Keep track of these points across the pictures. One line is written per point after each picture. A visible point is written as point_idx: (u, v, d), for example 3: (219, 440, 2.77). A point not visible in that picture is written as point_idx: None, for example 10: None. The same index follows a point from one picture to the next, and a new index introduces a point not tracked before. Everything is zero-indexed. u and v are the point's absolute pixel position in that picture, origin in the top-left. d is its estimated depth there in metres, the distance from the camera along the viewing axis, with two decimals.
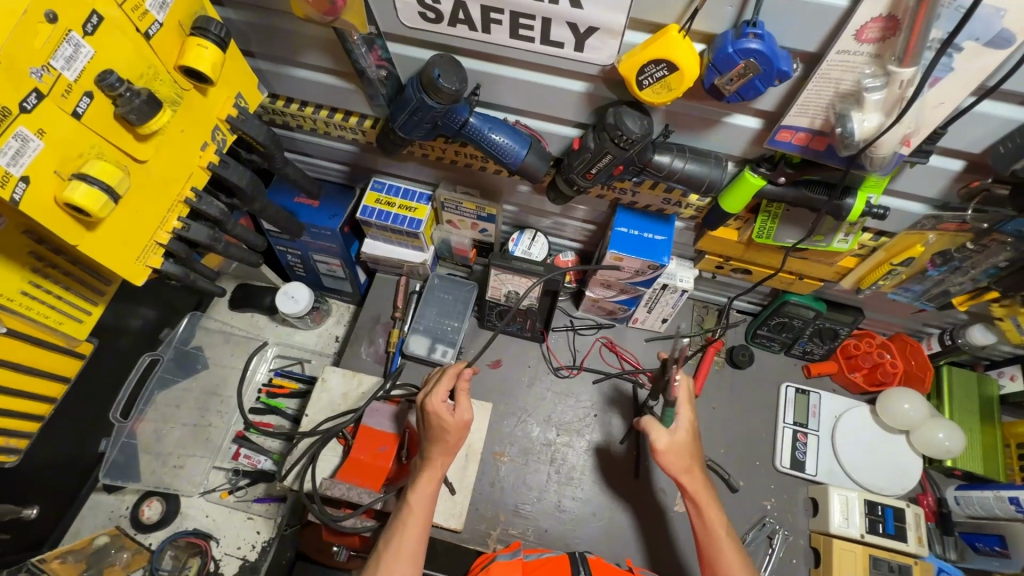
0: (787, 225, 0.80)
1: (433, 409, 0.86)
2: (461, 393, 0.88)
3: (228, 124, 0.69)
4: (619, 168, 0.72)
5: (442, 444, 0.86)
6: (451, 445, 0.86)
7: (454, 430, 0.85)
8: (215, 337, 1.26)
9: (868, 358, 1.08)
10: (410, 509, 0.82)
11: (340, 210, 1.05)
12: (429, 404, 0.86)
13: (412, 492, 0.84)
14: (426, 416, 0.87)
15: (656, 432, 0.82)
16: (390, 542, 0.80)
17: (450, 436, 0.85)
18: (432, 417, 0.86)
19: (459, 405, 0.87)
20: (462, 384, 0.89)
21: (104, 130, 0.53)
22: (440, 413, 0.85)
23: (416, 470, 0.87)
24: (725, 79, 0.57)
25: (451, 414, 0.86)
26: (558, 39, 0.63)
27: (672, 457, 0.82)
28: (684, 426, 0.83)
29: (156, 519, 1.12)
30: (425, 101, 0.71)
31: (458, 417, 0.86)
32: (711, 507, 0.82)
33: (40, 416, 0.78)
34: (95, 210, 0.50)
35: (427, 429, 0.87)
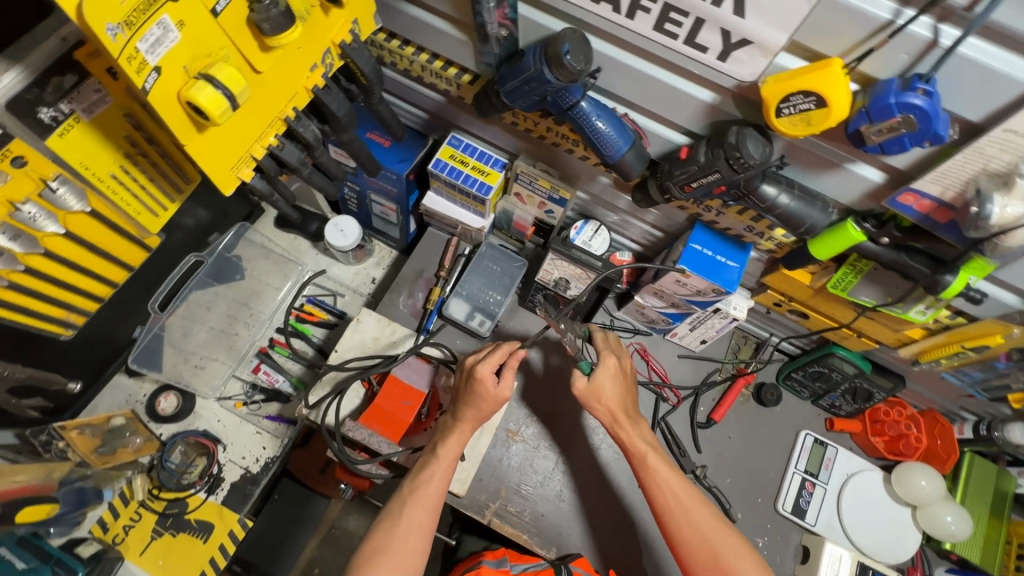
0: (868, 283, 0.78)
1: (480, 376, 0.86)
2: (509, 370, 0.88)
3: (341, 49, 0.66)
4: (720, 188, 0.70)
5: (477, 411, 0.87)
6: (483, 414, 0.87)
7: (492, 402, 0.87)
8: (256, 251, 1.26)
9: (895, 426, 1.08)
10: (439, 458, 0.85)
11: (411, 156, 1.03)
12: (478, 370, 0.87)
13: (442, 445, 0.86)
14: (471, 380, 0.87)
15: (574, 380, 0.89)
16: (415, 489, 0.83)
17: (486, 405, 0.87)
18: (476, 384, 0.86)
19: (504, 380, 0.88)
20: (512, 360, 0.89)
21: (234, 32, 0.51)
22: (486, 380, 0.86)
23: (445, 426, 0.89)
24: (873, 128, 0.54)
25: (495, 386, 0.86)
26: (703, 43, 0.59)
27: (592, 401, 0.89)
28: (603, 372, 0.90)
29: (172, 412, 1.14)
30: (543, 74, 0.68)
31: (500, 391, 0.87)
32: (628, 432, 0.89)
33: (100, 297, 0.82)
34: (215, 115, 0.49)
35: (466, 391, 0.88)
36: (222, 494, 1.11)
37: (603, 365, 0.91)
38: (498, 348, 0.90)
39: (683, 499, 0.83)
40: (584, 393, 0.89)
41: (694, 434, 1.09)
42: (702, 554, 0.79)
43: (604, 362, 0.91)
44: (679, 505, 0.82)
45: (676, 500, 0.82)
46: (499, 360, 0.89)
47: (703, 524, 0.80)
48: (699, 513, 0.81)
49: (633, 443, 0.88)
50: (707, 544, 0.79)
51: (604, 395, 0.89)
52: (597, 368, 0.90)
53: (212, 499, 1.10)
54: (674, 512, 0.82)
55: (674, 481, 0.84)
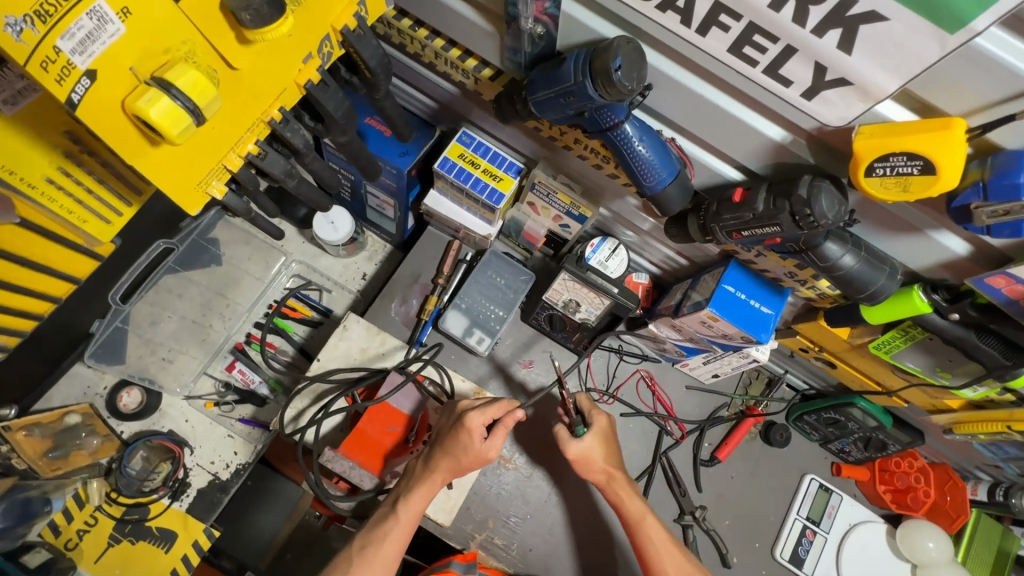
0: (917, 350, 0.70)
1: (467, 429, 0.79)
2: (500, 429, 0.80)
3: (342, 36, 0.54)
4: (774, 240, 0.60)
5: (454, 464, 0.79)
6: (459, 467, 0.80)
7: (473, 458, 0.79)
8: (235, 235, 1.14)
9: (903, 478, 1.02)
10: (397, 518, 0.78)
11: (415, 150, 0.91)
12: (467, 421, 0.79)
13: (403, 502, 0.78)
14: (457, 427, 0.80)
15: (569, 443, 0.86)
16: (366, 546, 0.77)
17: (464, 459, 0.79)
18: (462, 433, 0.79)
19: (492, 439, 0.80)
20: (506, 421, 0.81)
21: (202, 20, 0.41)
22: (471, 435, 0.78)
23: (412, 475, 0.82)
24: (985, 208, 0.45)
25: (480, 442, 0.79)
26: (788, 76, 0.49)
27: (589, 462, 0.86)
28: (602, 432, 0.87)
29: (135, 409, 1.04)
30: (584, 88, 0.56)
31: (483, 450, 0.79)
32: (620, 492, 0.86)
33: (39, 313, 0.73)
34: (171, 133, 0.39)
35: (449, 437, 0.80)
36: (187, 500, 1.02)
37: (598, 428, 0.87)
38: (497, 400, 0.83)
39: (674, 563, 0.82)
40: (575, 457, 0.86)
41: (696, 472, 1.03)
42: None
43: (598, 424, 0.87)
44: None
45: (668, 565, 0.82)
46: (494, 415, 0.81)
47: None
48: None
49: (628, 503, 0.85)
50: None
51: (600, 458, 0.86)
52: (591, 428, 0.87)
53: (175, 506, 1.01)
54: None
55: (665, 543, 0.83)
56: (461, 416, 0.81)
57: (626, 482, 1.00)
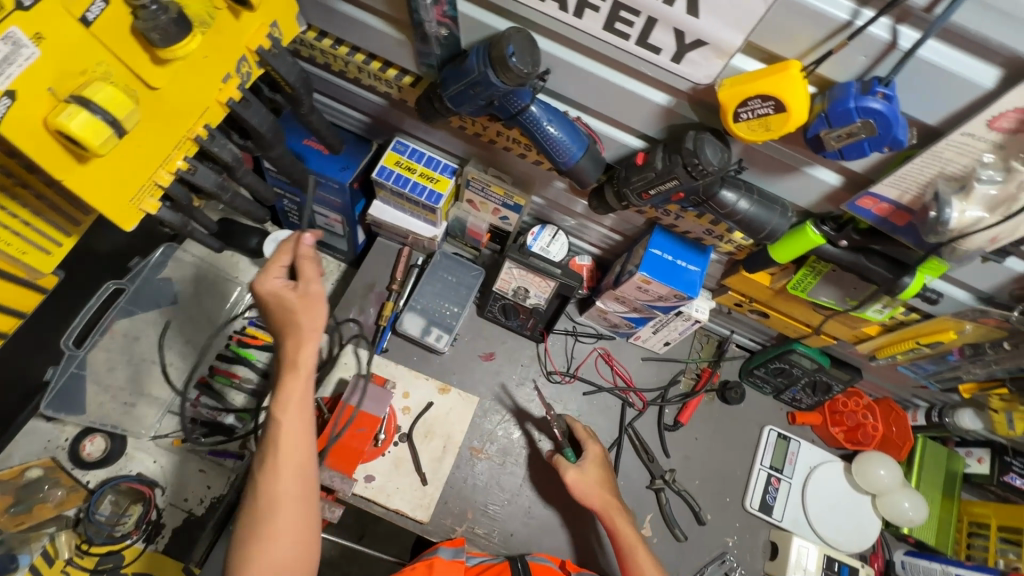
0: (827, 284, 0.77)
1: (275, 291, 0.72)
2: (305, 261, 0.75)
3: (258, 56, 0.58)
4: (678, 195, 0.67)
5: (293, 327, 0.72)
6: (307, 328, 0.72)
7: (304, 310, 0.72)
8: (188, 272, 1.16)
9: (852, 417, 1.09)
10: (277, 434, 0.68)
11: (353, 163, 0.95)
12: (259, 281, 0.72)
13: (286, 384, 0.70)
14: (263, 300, 0.73)
15: (564, 466, 0.92)
16: (266, 472, 0.67)
17: (302, 317, 0.72)
18: (277, 298, 0.72)
19: (303, 277, 0.74)
20: (304, 252, 0.75)
21: (115, 42, 0.43)
22: (279, 291, 0.71)
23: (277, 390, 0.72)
24: (833, 134, 0.52)
25: (292, 291, 0.72)
26: (656, 45, 0.55)
27: (586, 487, 0.90)
28: (594, 458, 0.93)
29: (99, 457, 1.03)
30: (488, 77, 0.62)
31: (304, 293, 0.73)
32: (618, 521, 0.87)
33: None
34: (94, 145, 0.41)
35: (275, 315, 0.73)
36: (163, 542, 1.01)
37: (593, 455, 0.94)
38: (281, 246, 0.76)
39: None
40: (572, 482, 0.90)
41: (661, 438, 1.07)
42: None
43: (593, 451, 0.94)
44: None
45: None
46: (283, 260, 0.75)
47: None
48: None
49: (623, 532, 0.86)
50: None
51: (595, 484, 0.90)
52: (585, 458, 0.93)
53: (151, 549, 1.00)
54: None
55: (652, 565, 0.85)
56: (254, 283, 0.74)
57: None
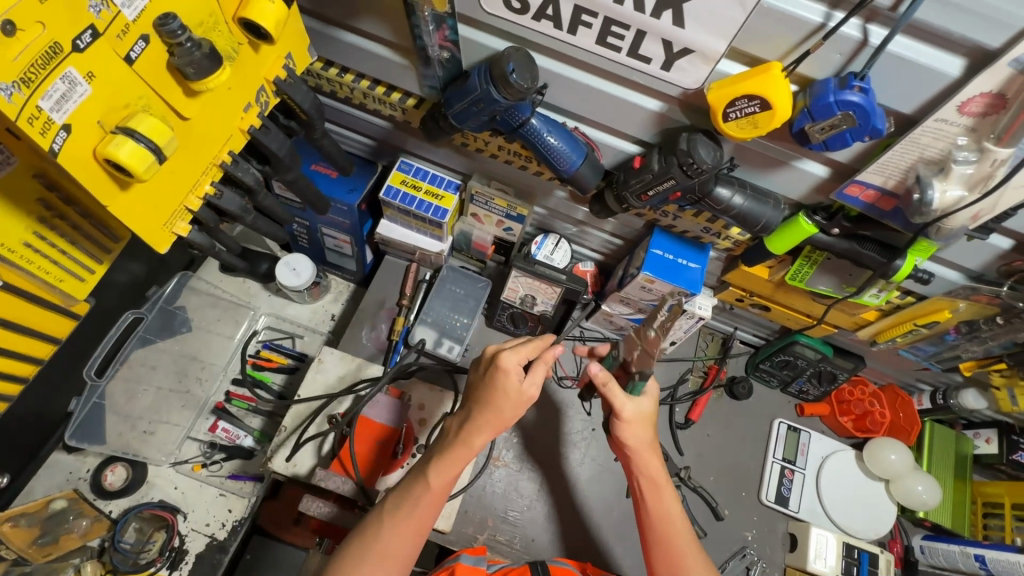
0: (823, 272, 0.80)
1: (503, 369, 0.74)
2: (541, 364, 0.76)
3: (275, 86, 0.62)
4: (676, 194, 0.70)
5: (495, 413, 0.74)
6: (503, 419, 0.74)
7: (515, 403, 0.74)
8: (201, 300, 1.18)
9: (860, 405, 1.11)
10: (427, 485, 0.72)
11: (361, 184, 0.99)
12: (502, 363, 0.74)
13: (472, 432, 0.73)
14: (491, 371, 0.75)
15: (620, 398, 0.76)
16: (397, 507, 0.71)
17: (507, 407, 0.74)
18: (499, 376, 0.74)
19: (530, 376, 0.75)
20: (543, 356, 0.78)
21: (153, 77, 0.46)
22: (508, 376, 0.73)
23: (444, 440, 0.75)
24: (816, 127, 0.56)
25: (519, 380, 0.74)
26: (646, 54, 0.60)
27: (638, 427, 0.77)
28: (651, 397, 0.79)
29: (121, 486, 1.04)
30: (490, 94, 0.67)
31: (524, 389, 0.74)
32: (664, 497, 0.77)
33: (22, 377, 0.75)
34: (140, 171, 0.44)
35: (486, 387, 0.75)
36: (187, 568, 1.02)
37: (652, 394, 0.79)
38: (531, 341, 0.79)
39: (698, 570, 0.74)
40: (628, 417, 0.76)
41: (674, 436, 1.09)
42: None
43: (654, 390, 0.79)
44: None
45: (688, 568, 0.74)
46: (529, 353, 0.77)
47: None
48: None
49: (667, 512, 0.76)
50: None
51: (646, 437, 0.78)
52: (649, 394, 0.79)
53: None
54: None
55: (691, 548, 0.75)
56: (494, 360, 0.76)
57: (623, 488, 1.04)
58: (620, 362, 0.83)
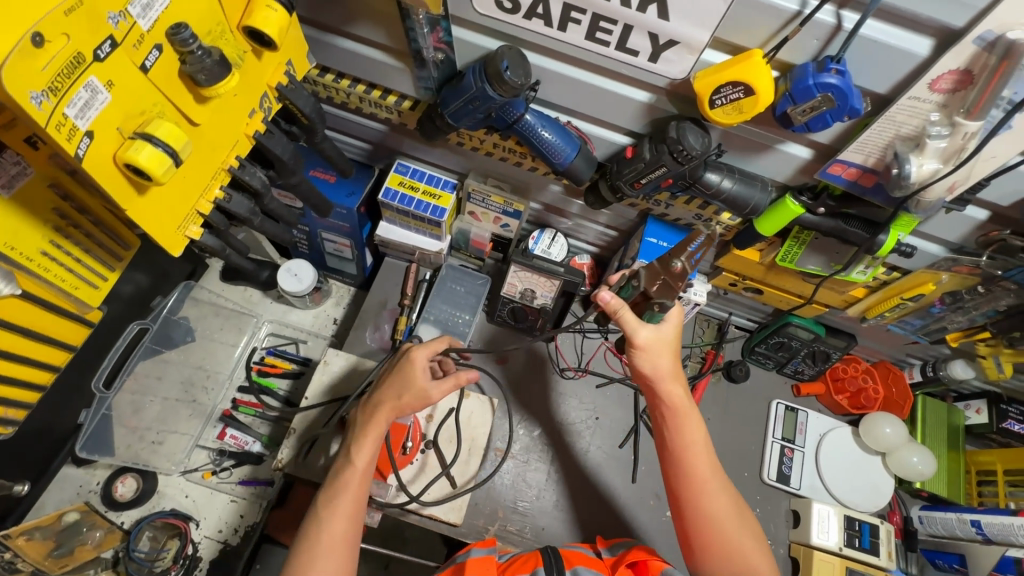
0: (812, 251, 0.83)
1: (410, 360, 0.79)
2: (448, 365, 0.80)
3: (278, 91, 0.65)
4: (668, 181, 0.73)
5: (397, 399, 0.77)
6: (406, 405, 0.77)
7: (416, 392, 0.77)
8: (204, 309, 1.19)
9: (854, 382, 1.14)
10: (353, 467, 0.74)
11: (359, 188, 1.01)
12: (412, 356, 0.80)
13: (375, 416, 0.77)
14: (400, 363, 0.80)
15: (640, 327, 0.76)
16: (331, 498, 0.73)
17: (409, 394, 0.77)
18: (407, 367, 0.79)
19: (438, 380, 0.79)
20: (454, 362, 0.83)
21: (166, 84, 0.48)
22: (415, 364, 0.78)
23: (360, 426, 0.78)
24: (798, 109, 0.59)
25: (424, 375, 0.79)
26: (634, 48, 0.63)
27: (656, 354, 0.78)
28: (672, 325, 0.78)
29: (131, 497, 1.04)
30: (485, 91, 0.69)
31: (433, 387, 0.79)
32: (684, 424, 0.78)
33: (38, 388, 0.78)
34: (159, 174, 0.46)
35: (395, 376, 0.79)
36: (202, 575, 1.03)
37: (674, 320, 0.79)
38: (433, 340, 0.85)
39: (717, 490, 0.75)
40: (643, 343, 0.77)
41: None
42: (717, 546, 0.72)
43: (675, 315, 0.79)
44: (712, 514, 0.74)
45: (707, 490, 0.75)
46: (435, 350, 0.83)
47: (722, 511, 0.74)
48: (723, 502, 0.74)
49: (687, 435, 0.77)
50: (725, 534, 0.73)
51: (666, 356, 0.78)
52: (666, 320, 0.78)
53: None
54: (701, 503, 0.74)
55: (710, 470, 0.76)
56: (404, 355, 0.82)
57: (628, 479, 1.06)
58: (638, 292, 0.79)
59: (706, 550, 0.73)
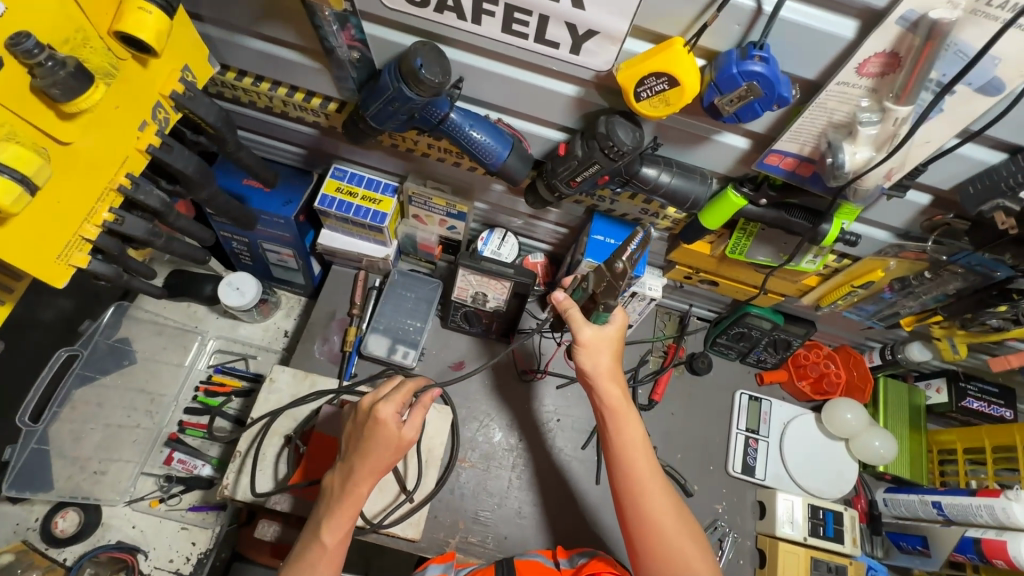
0: (761, 243, 0.81)
1: (380, 421, 0.72)
2: (418, 409, 0.76)
3: (173, 100, 0.59)
4: (604, 178, 0.70)
5: (375, 461, 0.73)
6: (385, 464, 0.74)
7: (396, 449, 0.73)
8: (144, 329, 1.14)
9: (815, 367, 1.13)
10: (322, 546, 0.71)
11: (295, 196, 0.96)
12: (379, 415, 0.72)
13: (353, 483, 0.72)
14: (369, 424, 0.73)
15: (583, 326, 0.76)
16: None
17: (388, 452, 0.73)
18: (378, 429, 0.72)
19: (409, 420, 0.75)
20: (421, 398, 0.78)
21: (14, 101, 0.44)
22: (386, 424, 0.72)
23: (330, 495, 0.74)
24: (725, 100, 0.55)
25: (399, 428, 0.73)
26: (554, 39, 0.59)
27: (598, 354, 0.77)
28: (616, 326, 0.79)
29: (73, 532, 0.99)
30: (402, 91, 0.65)
31: (405, 433, 0.74)
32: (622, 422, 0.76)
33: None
34: (4, 204, 0.42)
35: (365, 439, 0.73)
36: None
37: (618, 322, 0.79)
38: (406, 383, 0.78)
39: (656, 492, 0.73)
40: (586, 344, 0.77)
41: None
42: (656, 549, 0.71)
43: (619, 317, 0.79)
44: (652, 515, 0.72)
45: (646, 492, 0.73)
46: (404, 399, 0.76)
47: (659, 512, 0.72)
48: (663, 504, 0.72)
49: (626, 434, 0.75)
50: (664, 538, 0.71)
51: (612, 358, 0.77)
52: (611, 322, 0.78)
53: None
54: (638, 503, 0.73)
55: (649, 472, 0.74)
56: (370, 412, 0.74)
57: (593, 481, 1.02)
58: (587, 295, 0.80)
59: (643, 550, 0.71)
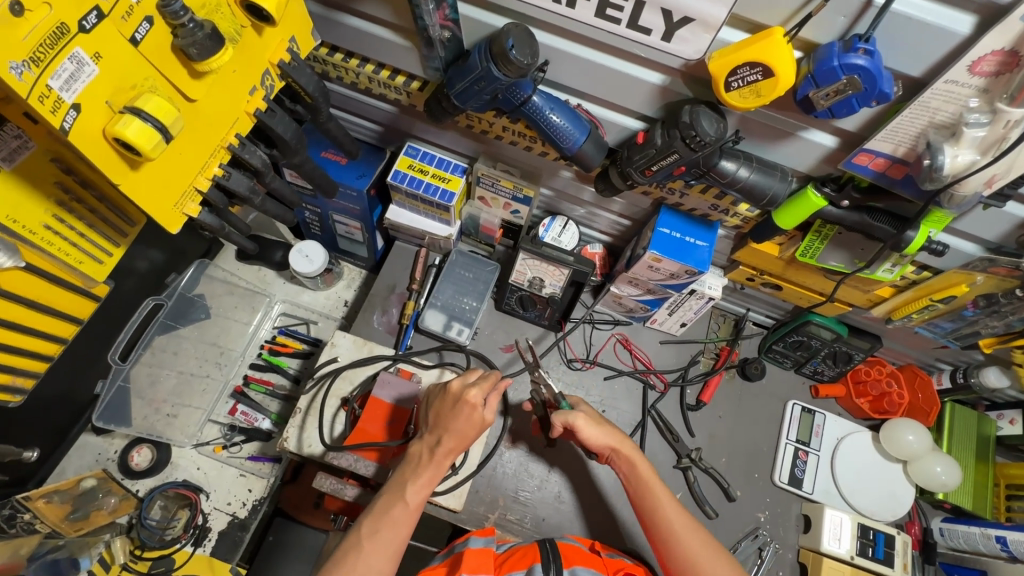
0: (835, 247, 0.79)
1: (470, 403, 0.77)
2: (496, 394, 0.81)
3: (280, 69, 0.63)
4: (680, 168, 0.69)
5: (460, 437, 0.77)
6: (467, 440, 0.78)
7: (477, 427, 0.78)
8: (219, 286, 1.21)
9: (877, 386, 1.08)
10: (406, 504, 0.74)
11: (370, 170, 1.00)
12: (468, 398, 0.77)
13: (441, 450, 0.77)
14: (457, 405, 0.77)
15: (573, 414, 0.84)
16: (376, 530, 0.72)
17: (472, 429, 0.77)
18: (466, 408, 0.77)
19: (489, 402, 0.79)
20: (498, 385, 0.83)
21: (159, 60, 0.48)
22: (475, 405, 0.77)
23: (418, 461, 0.77)
24: (821, 93, 0.54)
25: (483, 410, 0.78)
26: (647, 26, 0.59)
27: (595, 428, 0.85)
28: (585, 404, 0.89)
29: (146, 466, 1.08)
30: (491, 72, 0.66)
31: (485, 414, 0.79)
32: (631, 456, 0.84)
33: (47, 356, 0.81)
34: (147, 149, 0.46)
35: (449, 418, 0.77)
36: (210, 544, 1.06)
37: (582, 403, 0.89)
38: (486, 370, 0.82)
39: (684, 524, 0.79)
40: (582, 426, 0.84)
41: (685, 418, 1.08)
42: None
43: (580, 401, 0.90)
44: (690, 552, 0.76)
45: (676, 527, 0.78)
46: (489, 386, 0.80)
47: (698, 543, 0.77)
48: (698, 536, 0.78)
49: (638, 468, 0.83)
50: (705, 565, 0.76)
51: (603, 423, 0.86)
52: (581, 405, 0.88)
53: (200, 552, 1.05)
54: (675, 542, 0.77)
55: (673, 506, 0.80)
56: (456, 397, 0.78)
57: None
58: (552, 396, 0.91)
59: None
